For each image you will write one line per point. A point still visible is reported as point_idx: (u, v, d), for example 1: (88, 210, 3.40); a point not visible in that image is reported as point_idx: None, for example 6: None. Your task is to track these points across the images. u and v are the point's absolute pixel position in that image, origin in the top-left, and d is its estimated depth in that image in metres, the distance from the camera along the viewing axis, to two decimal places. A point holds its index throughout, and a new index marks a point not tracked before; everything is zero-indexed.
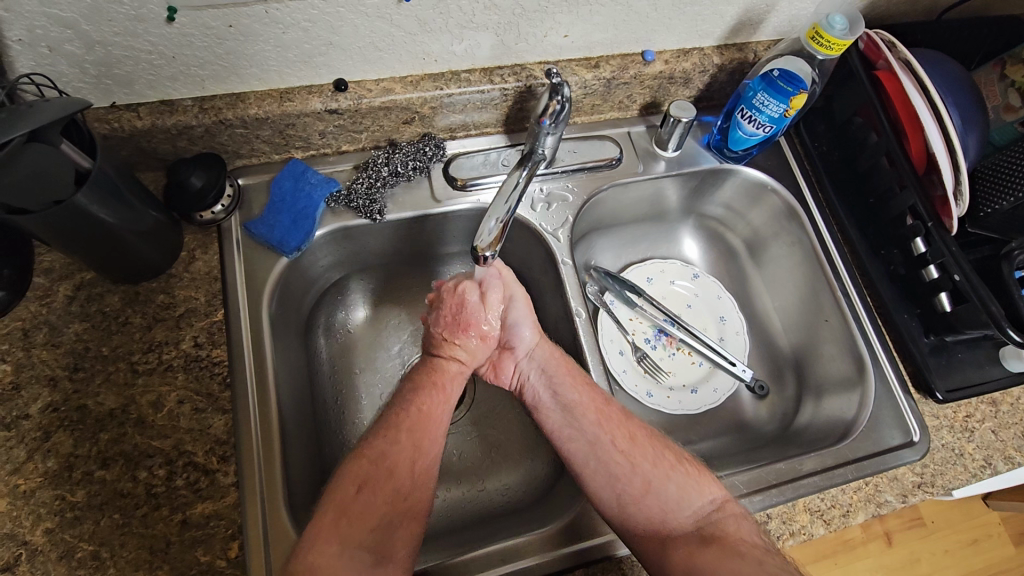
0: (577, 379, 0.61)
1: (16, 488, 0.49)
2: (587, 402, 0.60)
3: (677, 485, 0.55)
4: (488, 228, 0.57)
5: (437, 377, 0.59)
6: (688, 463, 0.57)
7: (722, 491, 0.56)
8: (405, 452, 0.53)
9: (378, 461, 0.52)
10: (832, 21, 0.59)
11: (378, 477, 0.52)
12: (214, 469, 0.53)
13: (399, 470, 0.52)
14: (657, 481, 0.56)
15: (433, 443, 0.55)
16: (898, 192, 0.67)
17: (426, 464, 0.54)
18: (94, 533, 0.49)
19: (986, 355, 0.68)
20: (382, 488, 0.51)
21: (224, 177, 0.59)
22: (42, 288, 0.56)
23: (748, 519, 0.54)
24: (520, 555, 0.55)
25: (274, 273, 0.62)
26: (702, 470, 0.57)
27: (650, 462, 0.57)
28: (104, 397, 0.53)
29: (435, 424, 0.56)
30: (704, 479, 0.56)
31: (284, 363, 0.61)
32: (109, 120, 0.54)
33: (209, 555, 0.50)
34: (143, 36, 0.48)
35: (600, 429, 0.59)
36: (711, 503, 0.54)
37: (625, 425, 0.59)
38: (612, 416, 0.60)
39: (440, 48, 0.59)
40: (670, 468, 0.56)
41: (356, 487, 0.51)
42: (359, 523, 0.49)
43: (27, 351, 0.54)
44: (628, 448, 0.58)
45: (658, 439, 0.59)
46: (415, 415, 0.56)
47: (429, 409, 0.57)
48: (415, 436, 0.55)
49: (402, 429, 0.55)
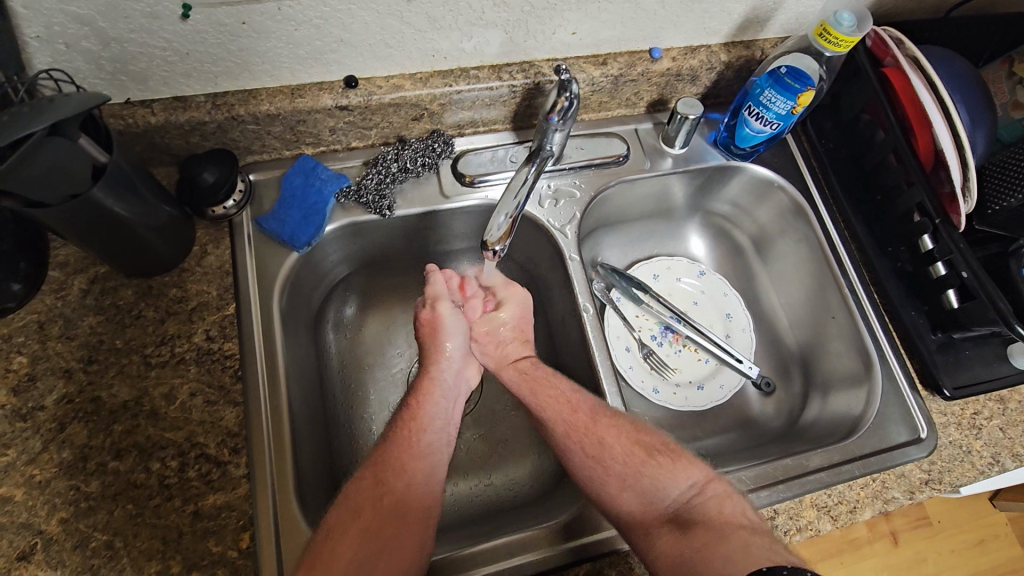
0: (543, 400, 0.61)
1: (32, 478, 0.50)
2: (555, 418, 0.59)
3: (651, 479, 0.57)
4: (498, 223, 0.58)
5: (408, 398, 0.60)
6: (658, 454, 0.58)
7: (701, 473, 0.57)
8: (368, 490, 0.53)
9: (345, 499, 0.52)
10: (840, 18, 0.59)
11: (343, 517, 0.50)
12: (226, 460, 0.53)
13: (365, 507, 0.51)
14: (632, 478, 0.57)
15: (400, 474, 0.54)
16: (906, 189, 0.67)
17: (394, 496, 0.53)
18: (108, 523, 0.49)
19: (994, 353, 0.68)
20: (349, 525, 0.50)
21: (235, 173, 0.59)
22: (57, 281, 0.57)
23: (733, 496, 0.55)
24: (528, 549, 0.56)
25: (285, 268, 0.62)
26: (672, 459, 0.58)
27: (622, 463, 0.57)
28: (117, 389, 0.54)
29: (408, 448, 0.56)
30: (678, 466, 0.57)
31: (294, 357, 0.62)
32: (123, 116, 0.55)
33: (221, 546, 0.50)
34: (157, 33, 0.49)
35: (568, 440, 0.58)
36: (692, 487, 0.56)
37: (592, 432, 0.58)
38: (578, 423, 0.59)
39: (450, 45, 0.59)
40: (641, 465, 0.57)
41: (324, 533, 0.49)
42: (330, 566, 0.47)
43: (42, 343, 0.54)
44: (597, 452, 0.57)
45: (628, 434, 0.58)
46: (379, 450, 0.55)
47: (398, 438, 0.56)
48: (379, 470, 0.54)
49: (368, 465, 0.54)
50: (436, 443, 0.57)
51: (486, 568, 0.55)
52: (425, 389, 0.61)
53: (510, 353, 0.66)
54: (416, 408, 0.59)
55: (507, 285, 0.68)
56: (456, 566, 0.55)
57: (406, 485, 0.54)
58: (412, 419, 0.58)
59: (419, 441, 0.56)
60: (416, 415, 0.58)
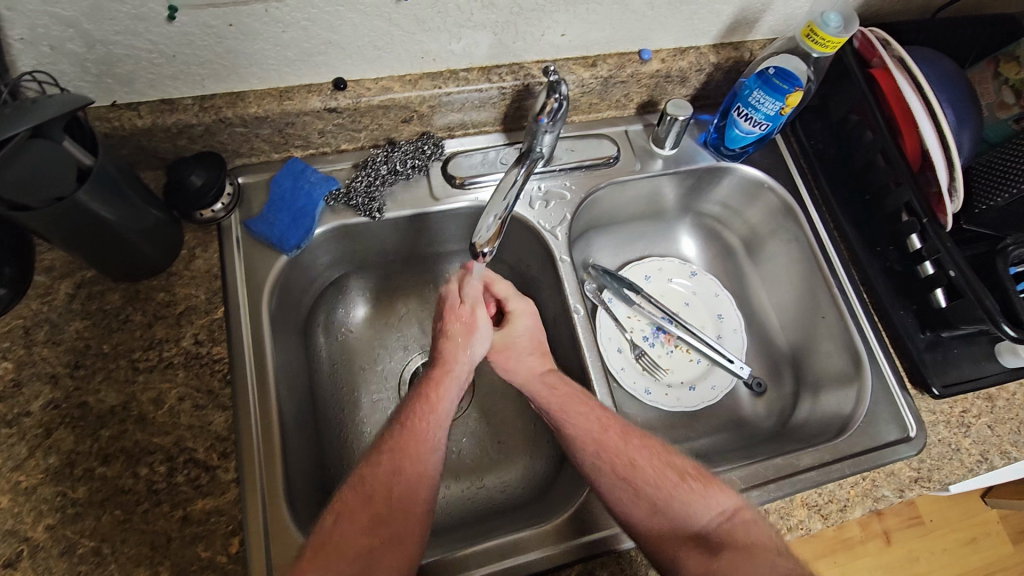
0: (574, 418, 0.59)
1: (18, 485, 0.50)
2: (584, 433, 0.58)
3: (681, 502, 0.55)
4: (487, 225, 0.57)
5: (423, 388, 0.59)
6: (691, 479, 0.56)
7: (732, 501, 0.55)
8: (384, 475, 0.53)
9: (360, 482, 0.52)
10: (827, 19, 0.59)
11: (356, 502, 0.51)
12: (214, 465, 0.53)
13: (380, 494, 0.52)
14: (663, 501, 0.55)
15: (416, 462, 0.54)
16: (893, 189, 0.67)
17: (412, 484, 0.53)
18: (95, 529, 0.49)
19: (981, 351, 0.69)
20: (361, 511, 0.51)
21: (224, 177, 0.59)
22: (43, 286, 0.56)
23: (760, 523, 0.54)
24: (520, 550, 0.56)
25: (274, 271, 0.62)
26: (706, 485, 0.56)
27: (653, 484, 0.56)
28: (104, 394, 0.53)
29: (424, 439, 0.55)
30: (711, 491, 0.55)
31: (284, 361, 0.61)
32: (110, 119, 0.55)
33: (210, 551, 0.50)
34: (143, 35, 0.49)
35: (599, 458, 0.57)
36: (721, 515, 0.54)
37: (625, 451, 0.57)
38: (610, 442, 0.57)
39: (439, 47, 0.59)
40: (673, 487, 0.56)
41: (335, 517, 0.50)
42: (340, 553, 0.48)
43: (28, 349, 0.54)
44: (628, 472, 0.56)
45: (660, 457, 0.58)
46: (398, 433, 0.55)
47: (414, 425, 0.56)
48: (396, 454, 0.54)
49: (385, 449, 0.54)
50: (441, 438, 0.57)
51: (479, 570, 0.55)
52: (446, 381, 0.59)
53: (533, 366, 0.64)
54: (435, 401, 0.58)
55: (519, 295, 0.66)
56: (448, 568, 0.54)
57: (419, 476, 0.53)
58: (430, 411, 0.57)
59: (434, 435, 0.56)
60: (438, 409, 0.58)
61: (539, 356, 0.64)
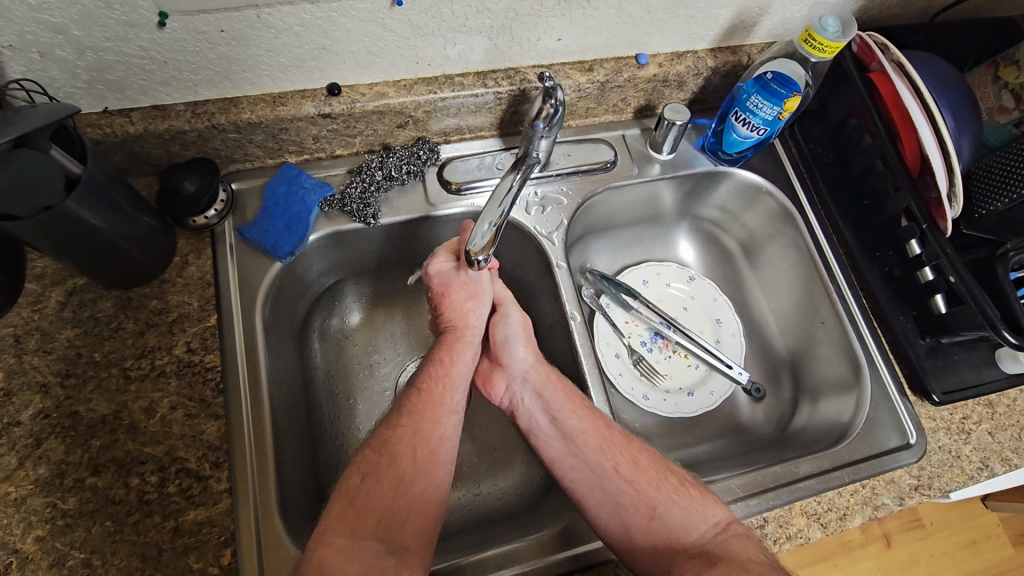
0: (580, 411, 0.59)
1: (7, 496, 0.49)
2: (591, 431, 0.58)
3: (681, 509, 0.54)
4: (482, 232, 0.56)
5: (438, 352, 0.60)
6: (691, 486, 0.56)
7: (726, 513, 0.54)
8: (406, 437, 0.54)
9: (381, 446, 0.53)
10: (825, 23, 0.58)
11: (380, 464, 0.52)
12: (207, 475, 0.52)
13: (403, 456, 0.53)
14: (661, 507, 0.55)
15: (437, 426, 0.56)
16: (892, 194, 0.67)
17: (431, 448, 0.54)
18: (86, 541, 0.49)
19: (981, 358, 0.68)
20: (386, 473, 0.52)
21: (217, 184, 0.59)
22: (34, 293, 0.56)
23: (753, 539, 0.53)
24: (516, 560, 0.55)
25: (268, 277, 0.61)
26: (704, 494, 0.55)
27: (654, 487, 0.56)
28: (96, 403, 0.53)
29: (441, 402, 0.57)
30: (709, 503, 0.55)
31: (278, 369, 0.61)
32: (101, 125, 0.54)
33: (202, 562, 0.50)
34: (134, 41, 0.48)
35: (602, 458, 0.57)
36: (717, 526, 0.53)
37: (627, 452, 0.58)
38: (615, 441, 0.58)
39: (434, 52, 0.59)
40: (673, 493, 0.55)
41: (361, 477, 0.51)
42: (366, 513, 0.50)
43: (18, 358, 0.53)
44: (630, 474, 0.57)
45: (661, 461, 0.58)
46: (417, 398, 0.57)
47: (429, 388, 0.57)
48: (416, 419, 0.55)
49: (404, 412, 0.56)
50: (457, 400, 0.58)
51: None
52: (459, 345, 0.61)
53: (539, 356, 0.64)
54: (448, 365, 0.59)
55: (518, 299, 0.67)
56: None
57: (439, 438, 0.55)
58: (444, 374, 0.59)
59: (451, 398, 0.58)
60: (452, 372, 0.59)
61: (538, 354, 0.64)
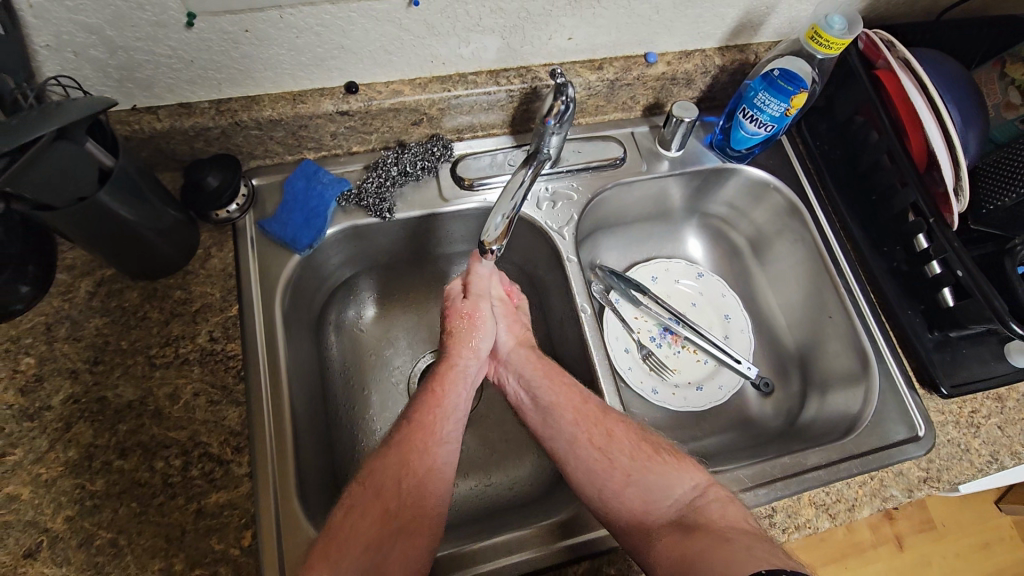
0: (558, 385, 0.62)
1: (38, 477, 0.51)
2: (562, 402, 0.60)
3: (656, 476, 0.56)
4: (494, 224, 0.58)
5: (430, 383, 0.60)
6: (666, 453, 0.58)
7: (705, 476, 0.57)
8: (392, 469, 0.54)
9: (368, 478, 0.53)
10: (831, 21, 0.59)
11: (365, 496, 0.52)
12: (228, 459, 0.54)
13: (388, 487, 0.53)
14: (636, 473, 0.56)
15: (425, 456, 0.55)
16: (900, 189, 0.68)
17: (416, 480, 0.54)
18: (112, 521, 0.50)
19: (991, 352, 0.68)
20: (370, 505, 0.52)
21: (239, 179, 0.61)
22: (65, 284, 0.58)
23: (733, 502, 0.55)
24: (528, 546, 0.56)
25: (287, 269, 0.63)
26: (679, 459, 0.58)
27: (628, 455, 0.57)
28: (123, 389, 0.55)
29: (431, 434, 0.56)
30: (685, 466, 0.57)
31: (296, 360, 0.62)
32: (130, 122, 0.56)
33: (224, 543, 0.51)
34: (163, 41, 0.51)
35: (577, 428, 0.59)
36: (695, 489, 0.55)
37: (602, 424, 0.59)
38: (588, 412, 0.60)
39: (448, 52, 0.61)
40: (648, 460, 0.57)
41: (345, 510, 0.51)
42: (350, 545, 0.49)
43: (49, 345, 0.55)
44: (603, 443, 0.58)
45: (636, 431, 0.60)
46: (404, 429, 0.56)
47: (418, 419, 0.57)
48: (403, 449, 0.55)
49: (392, 444, 0.55)
50: (451, 432, 0.58)
51: (485, 566, 0.55)
52: (452, 377, 0.61)
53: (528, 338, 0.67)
54: (441, 395, 0.59)
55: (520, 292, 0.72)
56: (458, 562, 0.55)
57: (428, 469, 0.55)
58: (435, 405, 0.58)
59: (441, 428, 0.57)
60: (443, 401, 0.59)
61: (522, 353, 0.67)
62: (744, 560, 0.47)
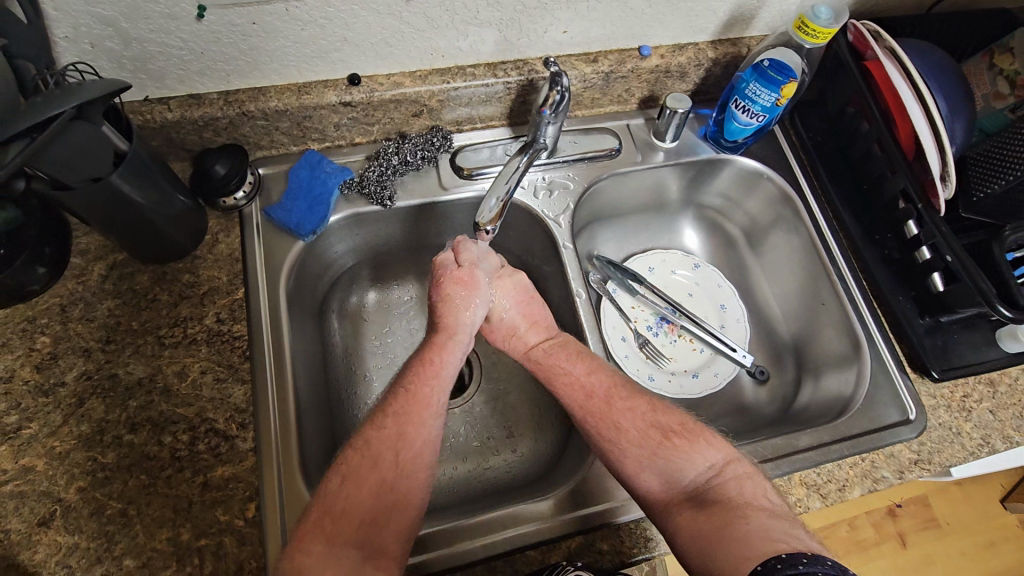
0: (559, 388, 0.61)
1: (52, 450, 0.53)
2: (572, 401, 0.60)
3: (667, 461, 0.56)
4: (489, 206, 0.60)
5: (426, 351, 0.59)
6: (675, 436, 0.57)
7: (720, 454, 0.56)
8: (389, 440, 0.53)
9: (364, 447, 0.53)
10: (817, 11, 0.61)
11: (362, 467, 0.52)
12: (233, 435, 0.56)
13: (386, 457, 0.53)
14: (647, 460, 0.56)
15: (421, 429, 0.55)
16: (890, 177, 0.69)
17: (411, 455, 0.54)
18: (123, 492, 0.52)
19: (982, 338, 0.69)
20: (368, 476, 0.52)
21: (245, 166, 0.63)
22: (79, 267, 0.60)
23: (752, 477, 0.55)
24: (523, 521, 0.57)
25: (291, 254, 0.65)
26: (690, 440, 0.57)
27: (637, 444, 0.57)
28: (133, 367, 0.57)
29: (427, 406, 0.56)
30: (696, 448, 0.57)
31: (299, 342, 0.64)
32: (143, 112, 0.59)
33: (228, 514, 0.53)
34: (175, 33, 0.53)
35: (587, 421, 0.59)
36: (710, 469, 0.56)
37: (609, 416, 0.59)
38: (594, 407, 0.59)
39: (447, 44, 0.63)
40: (657, 447, 0.57)
41: (341, 479, 0.51)
42: (346, 517, 0.50)
43: (64, 325, 0.58)
44: (613, 435, 0.58)
45: (643, 418, 0.59)
46: (400, 399, 0.56)
47: (416, 389, 0.56)
48: (400, 419, 0.54)
49: (389, 413, 0.55)
50: (442, 403, 0.57)
51: (481, 540, 0.56)
52: (449, 344, 0.60)
53: (524, 341, 0.65)
54: (438, 366, 0.58)
55: (499, 271, 0.66)
56: (454, 537, 0.56)
57: (423, 442, 0.55)
58: (433, 376, 0.57)
59: (435, 399, 0.57)
60: (440, 372, 0.58)
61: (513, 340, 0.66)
62: (759, 543, 0.48)
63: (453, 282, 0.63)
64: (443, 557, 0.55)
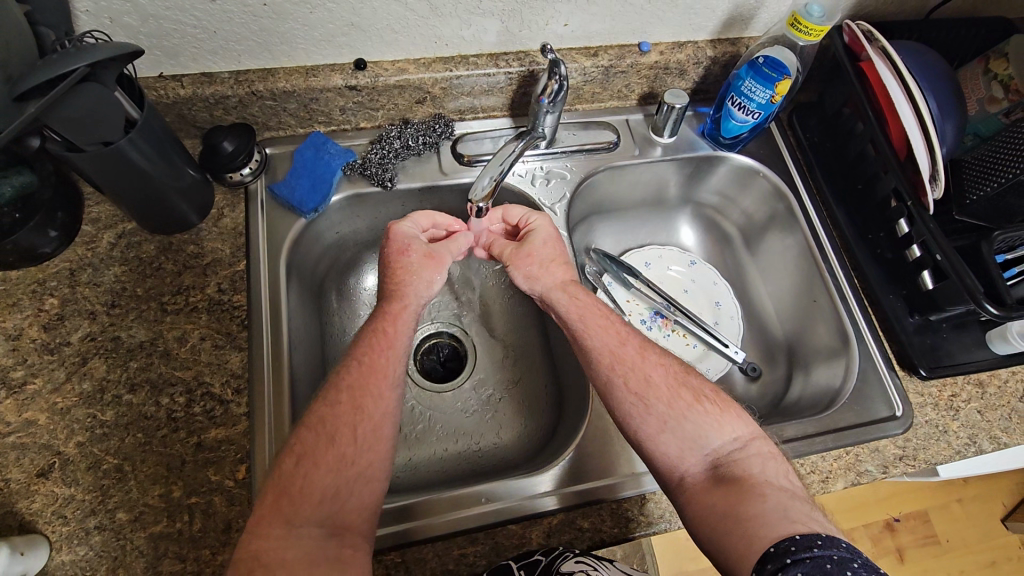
0: (591, 329, 0.61)
1: (55, 405, 0.55)
2: (603, 347, 0.60)
3: (694, 423, 0.55)
4: (483, 185, 0.61)
5: (381, 322, 0.58)
6: (706, 402, 0.57)
7: (747, 429, 0.56)
8: (347, 415, 0.52)
9: (320, 424, 0.52)
10: (810, 9, 0.62)
11: (319, 445, 0.50)
12: (228, 399, 0.58)
13: (342, 433, 0.52)
14: (673, 420, 0.55)
15: (379, 401, 0.54)
16: (883, 176, 0.71)
17: (372, 426, 0.53)
18: (119, 449, 0.54)
19: (973, 339, 0.70)
20: (325, 454, 0.50)
21: (252, 145, 0.65)
22: (89, 235, 0.63)
23: (776, 458, 0.54)
24: (507, 496, 0.58)
25: (295, 229, 0.68)
26: (720, 409, 0.56)
27: (664, 403, 0.56)
28: (136, 330, 0.59)
29: (385, 377, 0.55)
30: (724, 418, 0.56)
31: (297, 316, 0.66)
32: (157, 88, 0.62)
33: (219, 475, 0.55)
34: (189, 11, 0.56)
35: (612, 374, 0.58)
36: (735, 441, 0.55)
37: (638, 368, 0.58)
38: (624, 358, 0.59)
39: (451, 32, 0.65)
40: (684, 410, 0.56)
41: (297, 459, 0.50)
42: (306, 496, 0.48)
43: (72, 288, 0.60)
44: (640, 388, 0.57)
45: (674, 375, 0.58)
46: (357, 372, 0.55)
47: (372, 361, 0.55)
48: (357, 394, 0.53)
49: (345, 388, 0.54)
50: (399, 372, 0.57)
51: (464, 513, 0.57)
52: (404, 314, 0.59)
53: (559, 272, 0.65)
54: (393, 336, 0.57)
55: (529, 215, 0.68)
56: (438, 508, 0.57)
57: (383, 414, 0.54)
58: (389, 348, 0.56)
59: (394, 369, 0.56)
60: (395, 342, 0.57)
61: (554, 265, 0.65)
62: (778, 521, 0.47)
63: (419, 253, 0.62)
64: (426, 527, 0.56)
